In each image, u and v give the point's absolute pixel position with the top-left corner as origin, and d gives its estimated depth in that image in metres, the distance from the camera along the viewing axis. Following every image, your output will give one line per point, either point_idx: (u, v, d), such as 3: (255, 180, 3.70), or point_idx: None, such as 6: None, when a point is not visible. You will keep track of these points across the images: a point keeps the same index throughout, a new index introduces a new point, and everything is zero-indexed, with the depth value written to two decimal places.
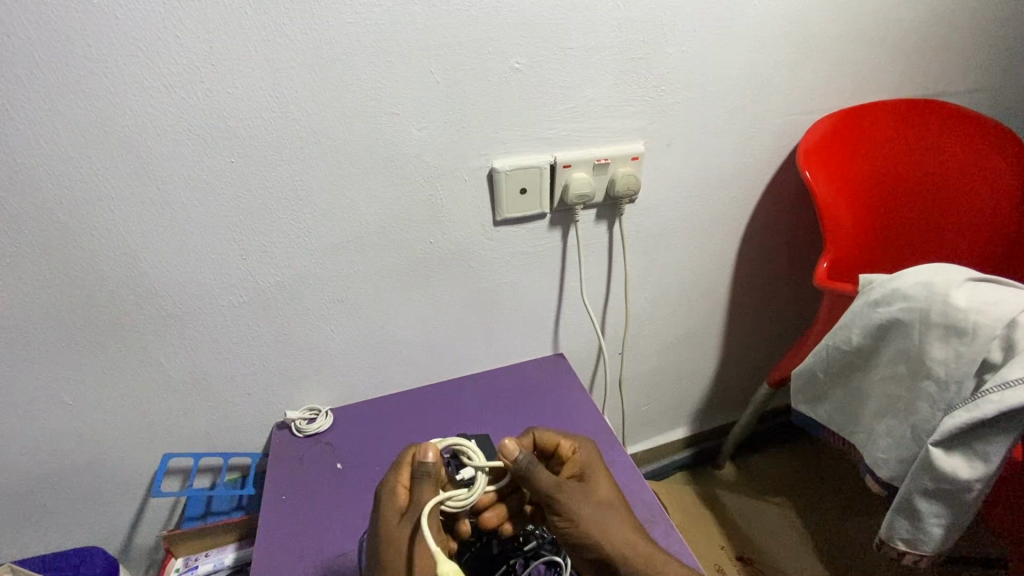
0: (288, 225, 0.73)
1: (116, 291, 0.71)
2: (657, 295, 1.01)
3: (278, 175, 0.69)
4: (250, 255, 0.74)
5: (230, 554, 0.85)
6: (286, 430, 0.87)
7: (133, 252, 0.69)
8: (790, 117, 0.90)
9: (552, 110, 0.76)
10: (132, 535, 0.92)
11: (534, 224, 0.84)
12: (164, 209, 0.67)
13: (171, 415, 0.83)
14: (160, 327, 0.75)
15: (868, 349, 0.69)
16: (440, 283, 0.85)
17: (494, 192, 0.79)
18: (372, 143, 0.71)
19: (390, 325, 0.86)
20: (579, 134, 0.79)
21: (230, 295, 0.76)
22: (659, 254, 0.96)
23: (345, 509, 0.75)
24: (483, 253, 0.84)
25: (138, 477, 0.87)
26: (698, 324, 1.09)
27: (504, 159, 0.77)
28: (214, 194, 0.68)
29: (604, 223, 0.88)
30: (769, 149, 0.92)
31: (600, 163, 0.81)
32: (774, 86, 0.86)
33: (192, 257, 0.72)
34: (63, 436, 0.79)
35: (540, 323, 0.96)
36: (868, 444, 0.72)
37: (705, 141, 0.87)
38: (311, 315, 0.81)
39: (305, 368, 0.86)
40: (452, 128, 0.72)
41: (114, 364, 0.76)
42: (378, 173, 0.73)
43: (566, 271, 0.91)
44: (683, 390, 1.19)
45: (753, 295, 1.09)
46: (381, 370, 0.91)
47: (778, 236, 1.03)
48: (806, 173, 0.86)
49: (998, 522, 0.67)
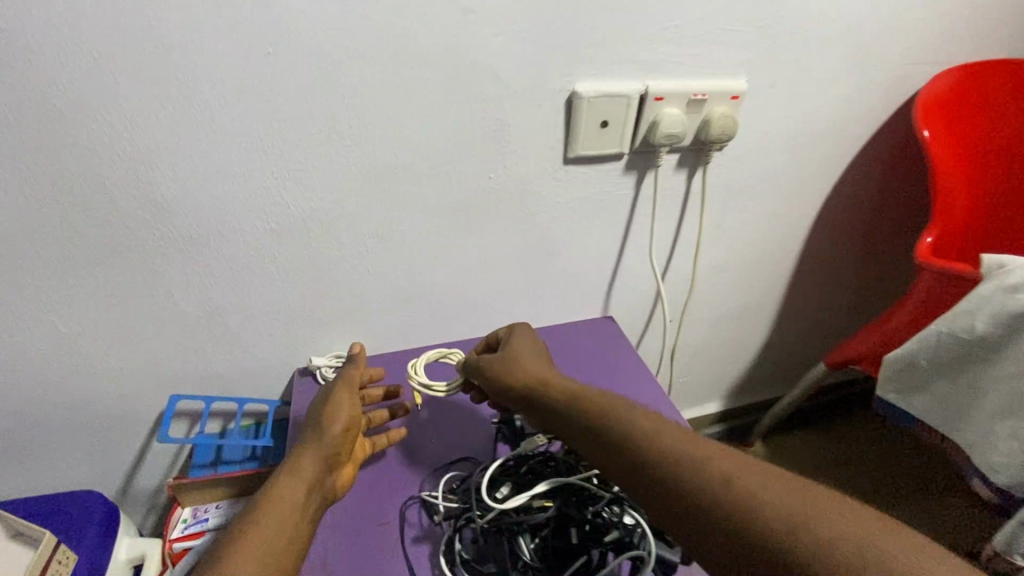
0: (328, 140, 0.61)
1: (121, 206, 0.60)
2: (722, 259, 0.91)
3: (325, 78, 0.57)
4: (281, 173, 0.62)
5: (245, 507, 0.76)
6: (310, 378, 0.78)
7: (143, 156, 0.57)
8: (910, 65, 0.78)
9: (653, 27, 0.63)
10: (132, 478, 0.84)
11: (608, 166, 0.73)
12: (183, 107, 0.55)
13: (182, 354, 0.73)
14: (171, 252, 0.64)
15: (996, 339, 0.60)
16: (496, 227, 0.74)
17: (572, 121, 0.67)
18: (437, 48, 0.58)
19: (433, 270, 0.76)
20: (678, 61, 0.66)
21: (255, 221, 0.64)
22: (734, 215, 0.85)
23: (380, 472, 0.64)
24: (546, 194, 0.73)
25: (141, 418, 0.78)
26: (758, 294, 1.00)
27: (589, 83, 0.65)
28: (243, 92, 0.56)
29: (685, 171, 0.77)
30: (877, 102, 0.80)
31: (696, 98, 0.69)
32: (900, 24, 0.73)
33: (213, 169, 0.60)
34: (56, 367, 0.70)
35: (595, 279, 0.86)
36: (979, 445, 0.64)
37: (810, 85, 0.75)
38: (345, 251, 0.70)
39: (334, 312, 0.76)
40: (534, 39, 0.60)
41: (119, 291, 0.66)
42: (440, 87, 0.60)
43: (632, 224, 0.80)
44: (727, 363, 1.11)
45: (821, 267, 1.00)
46: (417, 320, 0.81)
47: (863, 203, 0.92)
48: (923, 133, 0.75)
49: None
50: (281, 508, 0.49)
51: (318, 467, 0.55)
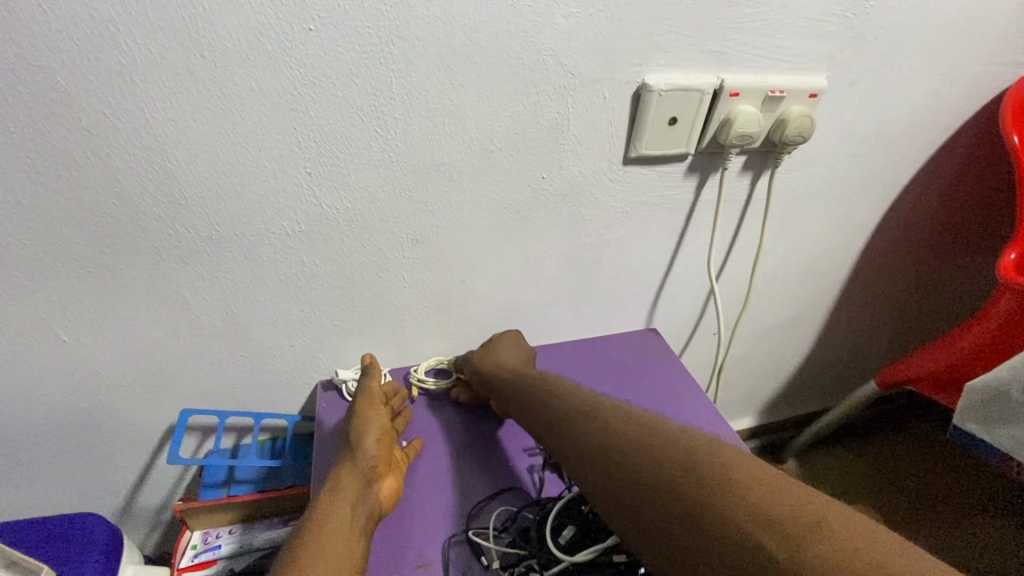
0: (370, 132, 0.54)
1: (132, 200, 0.52)
2: (776, 270, 0.84)
3: (371, 62, 0.50)
4: (315, 167, 0.55)
5: (260, 534, 0.70)
6: (334, 392, 0.71)
7: (160, 143, 0.50)
8: (996, 65, 0.71)
9: (735, 14, 0.56)
10: (134, 495, 0.77)
11: (670, 167, 0.66)
12: (208, 88, 0.48)
13: (195, 364, 0.66)
14: (187, 252, 0.57)
15: None
16: (543, 232, 0.68)
17: (637, 117, 0.60)
18: (499, 31, 0.51)
19: (473, 278, 0.69)
20: (757, 53, 0.60)
21: (283, 220, 0.57)
22: (794, 223, 0.79)
23: (417, 504, 0.57)
24: (600, 196, 0.66)
25: (147, 432, 0.71)
26: (806, 307, 0.94)
27: (661, 75, 0.58)
28: (277, 73, 0.49)
29: (749, 175, 0.70)
30: (957, 105, 0.74)
31: (773, 95, 0.62)
32: (994, 19, 0.67)
33: (239, 161, 0.53)
34: (55, 376, 0.62)
35: (642, 289, 0.79)
36: None
37: (891, 84, 0.68)
38: (380, 256, 0.63)
39: (362, 322, 0.69)
40: (606, 23, 0.53)
41: (127, 294, 0.59)
42: (498, 75, 0.54)
43: (688, 231, 0.74)
44: (766, 378, 1.05)
45: (875, 280, 0.94)
46: (451, 330, 0.74)
47: (927, 213, 0.86)
48: (1012, 139, 0.68)
49: None
50: (332, 538, 0.45)
51: (358, 485, 0.51)
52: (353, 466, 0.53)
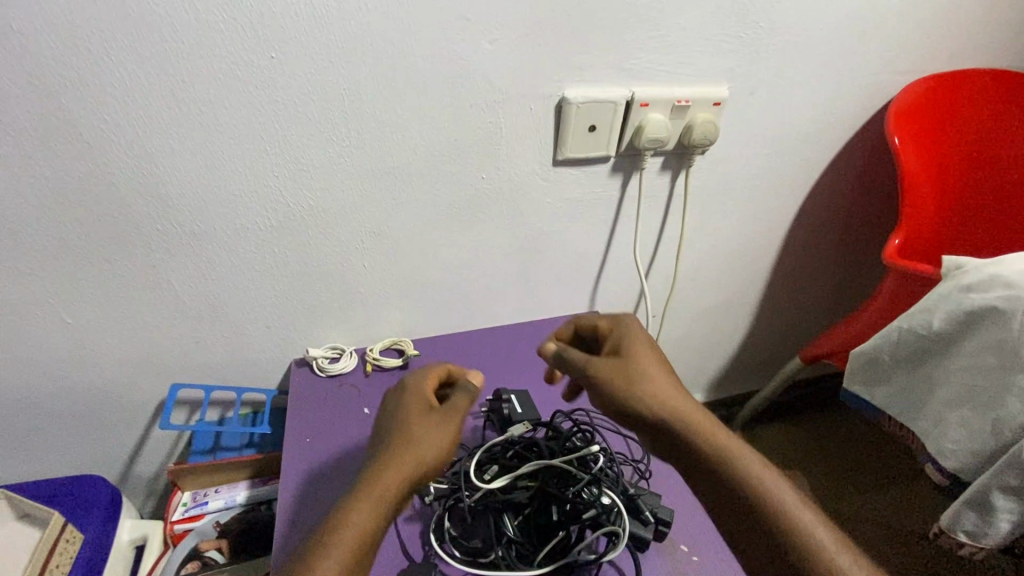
0: (327, 140, 0.63)
1: (125, 200, 0.62)
2: (703, 257, 0.95)
3: (324, 82, 0.59)
4: (281, 171, 0.64)
5: (241, 491, 0.79)
6: (306, 368, 0.80)
7: (148, 152, 0.59)
8: (883, 75, 0.82)
9: (639, 37, 0.66)
10: (132, 464, 0.86)
11: (595, 167, 0.76)
12: (188, 106, 0.57)
13: (183, 343, 0.76)
14: (173, 244, 0.67)
15: (951, 336, 0.64)
16: (487, 225, 0.77)
17: (561, 125, 0.70)
18: (433, 55, 0.61)
19: (427, 266, 0.79)
20: (663, 69, 0.69)
21: (256, 217, 0.67)
22: (716, 215, 0.89)
23: (374, 458, 0.67)
24: (536, 193, 0.76)
25: (141, 405, 0.80)
26: (738, 290, 1.04)
27: (578, 89, 0.68)
28: (245, 93, 0.58)
29: (668, 173, 0.80)
30: (853, 110, 0.84)
31: (679, 105, 0.72)
32: (874, 36, 0.77)
33: (215, 166, 0.62)
34: (60, 355, 0.72)
35: (582, 275, 0.89)
36: (933, 433, 0.67)
37: (789, 93, 0.78)
38: (342, 246, 0.73)
39: (330, 305, 0.78)
40: (526, 46, 0.63)
41: (122, 282, 0.68)
42: (435, 92, 0.63)
43: (618, 222, 0.84)
44: (709, 357, 1.15)
45: (799, 266, 1.04)
46: (411, 312, 0.84)
47: (839, 205, 0.96)
48: (894, 141, 0.78)
49: None
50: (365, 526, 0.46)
51: (405, 480, 0.49)
52: (406, 456, 0.50)
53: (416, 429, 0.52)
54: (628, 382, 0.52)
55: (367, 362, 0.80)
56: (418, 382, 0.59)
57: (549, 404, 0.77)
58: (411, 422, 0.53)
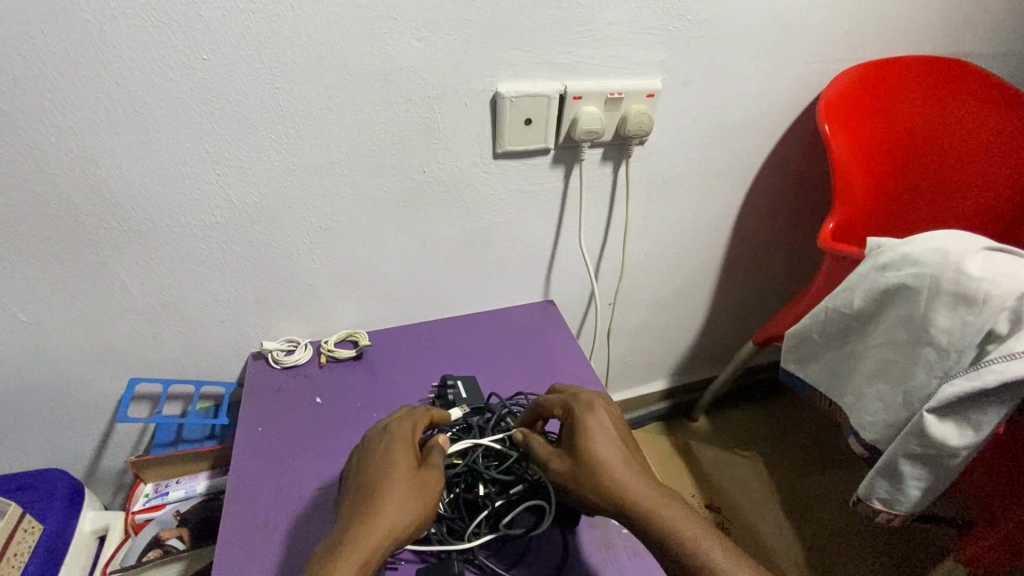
0: (266, 138, 0.66)
1: (72, 201, 0.64)
2: (653, 246, 0.97)
3: (258, 81, 0.62)
4: (223, 169, 0.66)
5: (202, 482, 0.82)
6: (263, 360, 0.83)
7: (90, 153, 0.61)
8: (815, 65, 0.85)
9: (567, 32, 0.69)
10: (98, 459, 0.89)
11: (536, 159, 0.78)
12: (126, 108, 0.60)
13: (140, 339, 0.78)
14: (123, 242, 0.69)
15: (869, 313, 0.68)
16: (433, 218, 0.80)
17: (497, 119, 0.72)
18: (363, 53, 0.63)
19: (376, 259, 0.82)
20: (594, 63, 0.72)
21: (202, 214, 0.69)
22: (661, 204, 0.92)
23: (323, 445, 0.71)
24: (480, 186, 0.79)
25: (103, 401, 0.82)
26: (692, 277, 1.07)
27: (511, 83, 0.70)
28: (181, 94, 0.60)
29: (609, 164, 0.83)
30: (788, 99, 0.87)
31: (612, 97, 0.74)
32: (802, 27, 0.80)
33: (158, 166, 0.64)
34: (17, 353, 0.74)
35: (533, 265, 0.92)
36: (855, 406, 0.72)
37: (724, 84, 0.81)
38: (290, 241, 0.75)
39: (284, 299, 0.81)
40: (455, 42, 0.65)
41: (75, 280, 0.70)
42: (368, 89, 0.66)
43: (564, 213, 0.86)
44: (669, 343, 1.18)
45: (750, 252, 1.07)
46: (365, 305, 0.86)
47: (783, 192, 0.99)
48: (824, 129, 0.82)
49: (983, 495, 0.70)
50: None
51: (387, 537, 0.49)
52: (387, 514, 0.50)
53: (397, 486, 0.52)
54: (580, 472, 0.54)
55: (322, 354, 0.83)
56: (402, 430, 0.59)
57: (496, 389, 0.80)
58: (396, 480, 0.53)
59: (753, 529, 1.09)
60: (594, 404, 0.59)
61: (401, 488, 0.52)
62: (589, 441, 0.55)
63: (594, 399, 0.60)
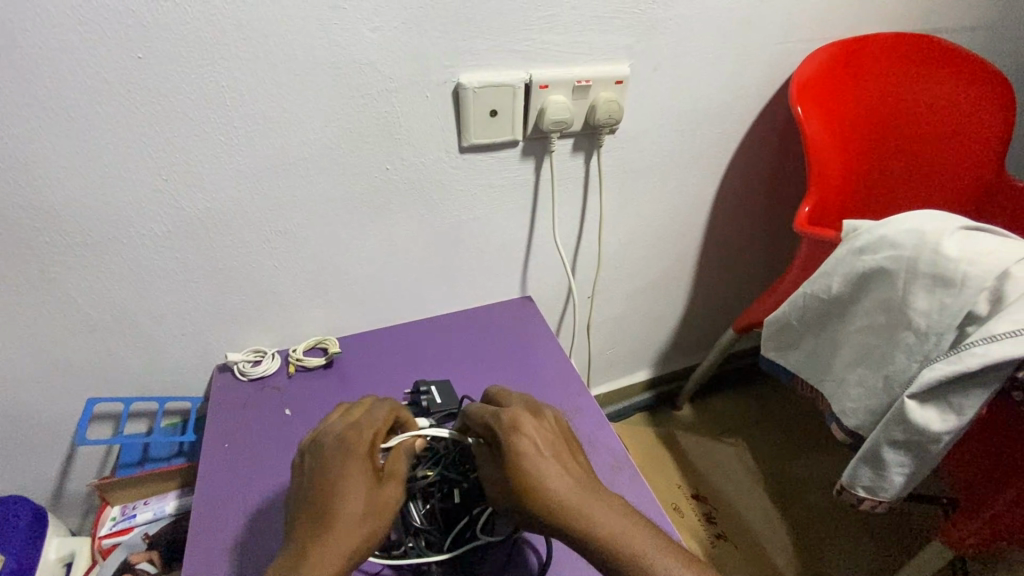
0: (215, 139, 0.62)
1: (8, 215, 0.60)
2: (630, 236, 0.95)
3: (201, 80, 0.58)
4: (172, 175, 0.63)
5: (171, 502, 0.79)
6: (228, 373, 0.79)
7: (23, 163, 0.57)
8: (786, 46, 0.83)
9: (529, 18, 0.66)
10: (62, 482, 0.85)
11: (505, 152, 0.76)
12: (58, 114, 0.55)
13: (96, 356, 0.74)
14: (68, 257, 0.65)
15: (848, 297, 0.66)
16: (400, 217, 0.77)
17: (460, 111, 0.69)
18: (312, 47, 0.59)
19: (343, 261, 0.78)
20: (559, 50, 0.69)
21: (153, 223, 0.65)
22: (637, 193, 0.90)
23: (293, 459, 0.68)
24: (447, 182, 0.76)
25: (62, 423, 0.78)
26: (671, 266, 1.05)
27: (472, 74, 0.67)
28: (118, 95, 0.56)
29: (581, 154, 0.80)
30: (760, 81, 0.85)
31: (580, 85, 0.72)
32: (772, 6, 0.77)
33: (101, 174, 0.60)
34: None
35: (508, 261, 0.89)
36: (836, 393, 0.71)
37: (694, 67, 0.79)
38: (249, 248, 0.72)
39: (247, 308, 0.77)
40: (411, 32, 0.62)
41: (19, 299, 0.66)
42: (321, 84, 0.62)
43: (537, 207, 0.84)
44: (650, 334, 1.17)
45: (727, 238, 1.06)
46: (333, 310, 0.83)
47: (759, 176, 0.98)
48: (797, 111, 0.80)
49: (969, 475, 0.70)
50: None
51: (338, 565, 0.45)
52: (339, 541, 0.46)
53: (348, 505, 0.48)
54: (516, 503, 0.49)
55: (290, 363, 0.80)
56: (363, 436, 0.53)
57: (472, 390, 0.78)
58: (350, 500, 0.48)
59: (741, 516, 1.09)
60: (518, 423, 0.52)
61: (349, 512, 0.47)
62: (513, 471, 0.49)
63: (516, 415, 0.52)
